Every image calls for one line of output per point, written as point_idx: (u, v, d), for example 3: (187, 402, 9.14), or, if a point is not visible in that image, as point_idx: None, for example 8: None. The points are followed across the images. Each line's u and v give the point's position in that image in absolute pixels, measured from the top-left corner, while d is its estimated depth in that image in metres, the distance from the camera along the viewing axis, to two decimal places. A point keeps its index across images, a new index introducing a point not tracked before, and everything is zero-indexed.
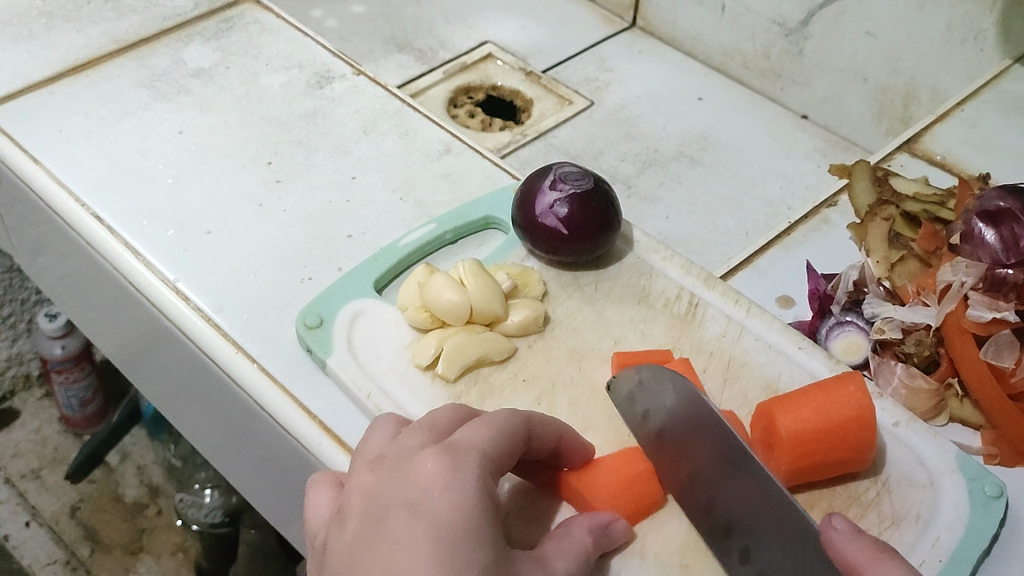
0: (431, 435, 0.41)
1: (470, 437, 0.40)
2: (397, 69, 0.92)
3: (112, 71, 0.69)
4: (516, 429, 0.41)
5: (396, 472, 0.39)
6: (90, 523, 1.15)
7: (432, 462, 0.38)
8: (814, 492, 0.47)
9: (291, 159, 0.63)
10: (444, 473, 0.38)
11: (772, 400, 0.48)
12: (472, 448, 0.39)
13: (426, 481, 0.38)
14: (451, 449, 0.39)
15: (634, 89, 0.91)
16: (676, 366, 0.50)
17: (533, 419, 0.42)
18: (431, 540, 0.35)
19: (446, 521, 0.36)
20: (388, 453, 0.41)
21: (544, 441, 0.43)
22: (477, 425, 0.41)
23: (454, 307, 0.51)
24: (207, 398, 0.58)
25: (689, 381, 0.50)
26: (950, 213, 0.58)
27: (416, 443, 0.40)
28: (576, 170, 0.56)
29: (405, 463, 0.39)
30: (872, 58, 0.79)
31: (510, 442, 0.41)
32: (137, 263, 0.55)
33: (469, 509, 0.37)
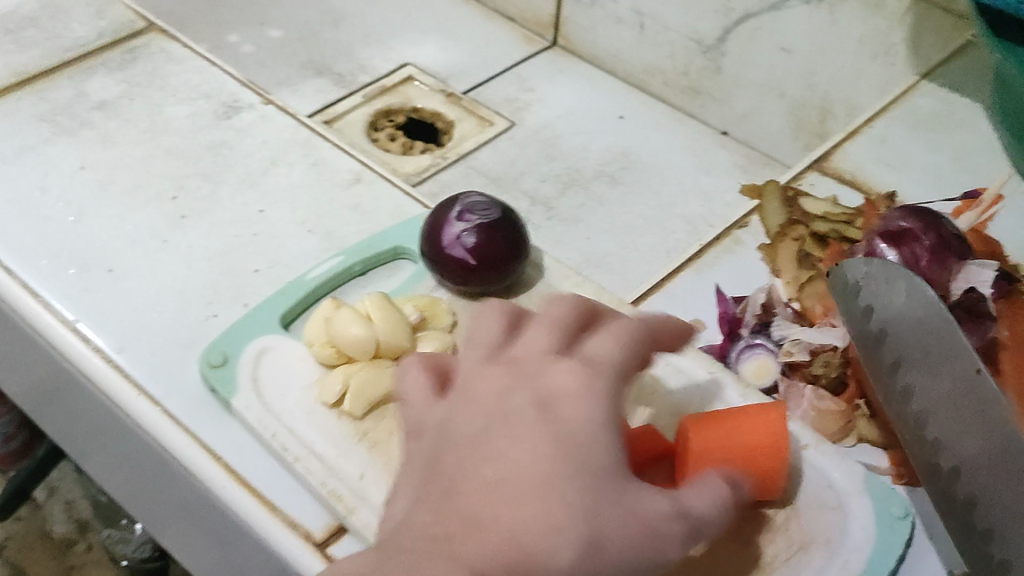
0: (486, 350, 0.41)
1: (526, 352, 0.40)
2: (316, 94, 0.91)
3: (13, 105, 0.67)
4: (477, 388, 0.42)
5: (467, 391, 0.39)
6: (17, 561, 1.12)
7: (500, 377, 0.39)
8: None
9: (197, 193, 0.62)
10: (513, 385, 0.38)
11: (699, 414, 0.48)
12: (531, 351, 0.40)
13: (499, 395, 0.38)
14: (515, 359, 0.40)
15: (555, 109, 0.91)
16: None
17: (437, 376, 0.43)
18: (555, 445, 0.35)
19: (526, 420, 0.36)
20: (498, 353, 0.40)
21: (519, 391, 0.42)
22: (600, 335, 0.40)
23: (360, 340, 0.50)
24: (115, 440, 0.57)
25: None
26: (857, 233, 0.59)
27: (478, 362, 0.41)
28: (482, 200, 0.55)
29: (476, 383, 0.39)
30: (787, 74, 0.80)
31: (566, 339, 0.40)
32: (36, 304, 0.54)
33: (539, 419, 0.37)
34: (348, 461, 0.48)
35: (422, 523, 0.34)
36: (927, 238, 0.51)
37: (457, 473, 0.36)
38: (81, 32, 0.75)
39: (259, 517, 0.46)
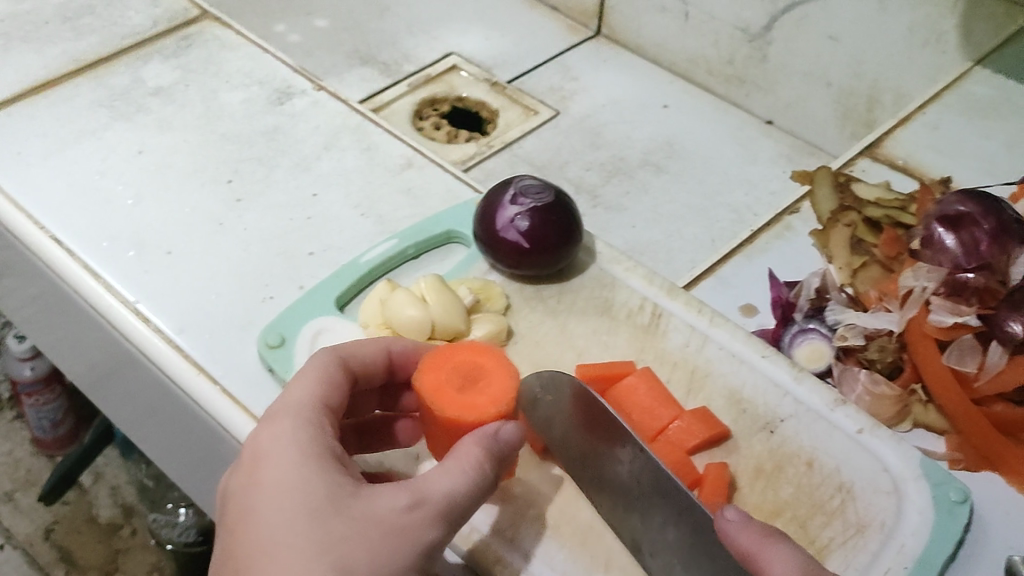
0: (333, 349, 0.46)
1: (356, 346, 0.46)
2: (362, 82, 0.92)
3: (70, 91, 0.68)
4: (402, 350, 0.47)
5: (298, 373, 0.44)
6: (64, 545, 1.14)
7: (311, 368, 0.43)
8: (779, 503, 0.47)
9: (251, 177, 0.62)
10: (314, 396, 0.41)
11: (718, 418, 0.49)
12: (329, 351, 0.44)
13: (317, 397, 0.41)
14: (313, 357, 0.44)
15: (600, 98, 0.91)
16: (641, 373, 0.51)
17: (390, 348, 0.47)
18: (396, 525, 0.37)
19: (443, 487, 0.38)
20: (303, 409, 0.41)
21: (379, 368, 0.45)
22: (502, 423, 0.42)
23: (416, 322, 0.50)
24: (172, 420, 0.57)
25: (655, 387, 0.51)
26: (911, 218, 0.59)
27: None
28: (536, 183, 0.55)
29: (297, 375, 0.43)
30: (835, 62, 0.79)
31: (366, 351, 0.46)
32: (96, 285, 0.55)
33: (450, 460, 0.39)
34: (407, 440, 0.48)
35: (271, 486, 0.38)
36: (988, 222, 0.51)
37: (307, 444, 0.39)
38: (135, 20, 0.76)
39: None
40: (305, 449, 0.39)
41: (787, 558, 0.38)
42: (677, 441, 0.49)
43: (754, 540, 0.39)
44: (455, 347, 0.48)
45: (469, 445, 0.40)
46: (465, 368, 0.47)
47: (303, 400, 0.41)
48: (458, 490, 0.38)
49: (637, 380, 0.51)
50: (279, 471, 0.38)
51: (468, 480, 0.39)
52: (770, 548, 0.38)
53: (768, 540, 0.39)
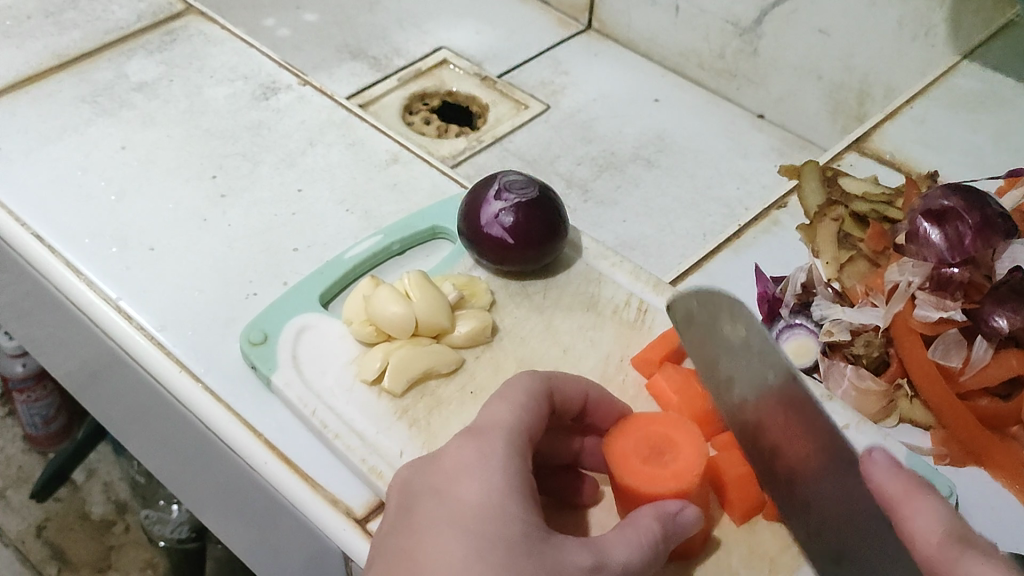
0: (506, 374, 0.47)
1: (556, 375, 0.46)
2: (351, 77, 0.91)
3: (54, 86, 0.68)
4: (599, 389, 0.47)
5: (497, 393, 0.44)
6: (57, 542, 1.14)
7: (529, 390, 0.43)
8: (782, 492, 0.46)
9: (236, 172, 0.62)
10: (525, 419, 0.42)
11: None
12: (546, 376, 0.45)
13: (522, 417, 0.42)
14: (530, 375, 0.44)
15: (590, 92, 0.91)
16: None
17: (590, 394, 0.46)
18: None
19: (624, 554, 0.38)
20: (516, 437, 0.41)
21: (567, 398, 0.45)
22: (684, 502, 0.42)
23: (398, 319, 0.50)
24: (159, 419, 0.57)
25: None
26: (898, 212, 0.58)
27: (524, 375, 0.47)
28: (521, 178, 0.55)
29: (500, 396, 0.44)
30: (825, 56, 0.79)
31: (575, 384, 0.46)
32: (79, 282, 0.54)
33: (630, 529, 0.39)
34: (389, 438, 0.48)
35: (468, 508, 0.38)
36: (972, 216, 0.50)
37: (511, 474, 0.39)
38: (121, 14, 0.75)
39: (301, 492, 0.47)
40: (511, 477, 0.39)
41: (937, 510, 0.37)
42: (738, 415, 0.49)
43: (901, 487, 0.38)
44: (655, 419, 0.47)
45: (646, 517, 0.40)
46: (656, 440, 0.46)
47: (510, 423, 0.41)
48: (636, 557, 0.38)
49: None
50: (479, 494, 0.38)
51: (643, 550, 0.38)
52: (919, 499, 0.37)
53: (916, 488, 0.38)
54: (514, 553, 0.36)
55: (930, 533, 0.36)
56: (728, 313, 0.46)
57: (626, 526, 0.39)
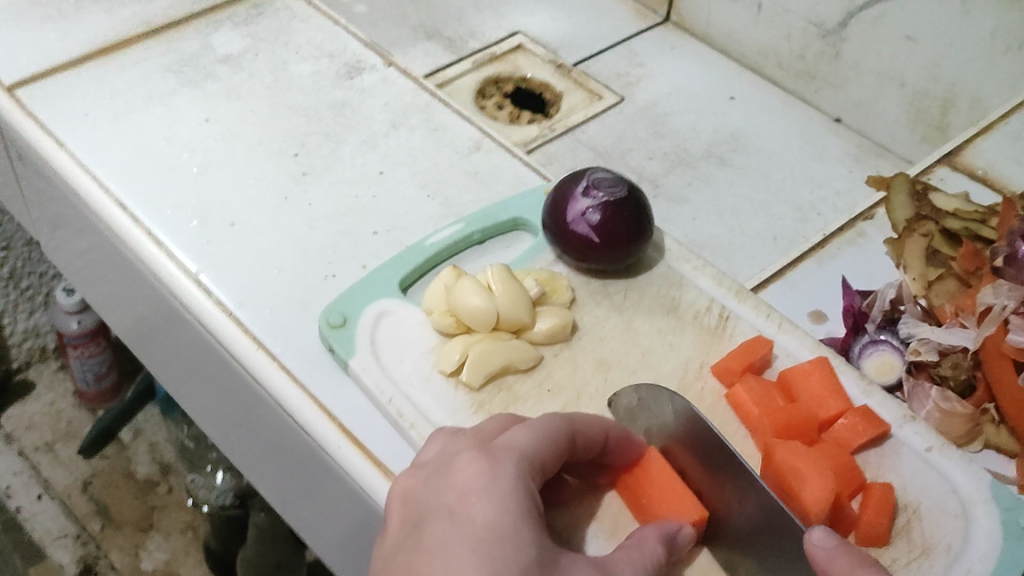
0: (471, 441, 0.42)
1: (511, 437, 0.41)
2: (426, 57, 0.90)
3: (139, 53, 0.68)
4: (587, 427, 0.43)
5: (447, 490, 0.40)
6: (101, 499, 1.15)
7: (497, 486, 0.39)
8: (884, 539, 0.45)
9: (318, 150, 0.62)
10: (492, 525, 0.37)
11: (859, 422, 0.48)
12: (511, 452, 0.40)
13: (479, 530, 0.37)
14: (500, 467, 0.40)
15: (666, 86, 0.89)
16: (816, 360, 0.51)
17: (610, 433, 0.44)
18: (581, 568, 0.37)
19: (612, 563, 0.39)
20: (514, 483, 0.39)
21: (589, 440, 0.43)
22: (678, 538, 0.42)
23: (480, 312, 0.49)
24: (228, 394, 0.57)
25: (829, 376, 0.50)
26: (992, 232, 0.56)
27: (480, 433, 0.43)
28: (609, 176, 0.54)
29: (453, 486, 0.40)
30: (911, 63, 0.78)
31: (550, 443, 0.41)
32: (158, 252, 0.55)
33: (636, 549, 0.40)
34: None
35: (476, 514, 0.38)
36: None
37: (517, 499, 0.38)
38: None
39: (375, 480, 0.46)
40: (517, 486, 0.39)
41: None
42: (842, 439, 0.48)
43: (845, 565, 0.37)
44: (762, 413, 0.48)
45: (651, 540, 0.40)
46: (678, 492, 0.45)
47: (514, 442, 0.41)
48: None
49: (811, 367, 0.50)
50: (486, 509, 0.38)
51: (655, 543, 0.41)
52: None
53: (862, 566, 0.37)
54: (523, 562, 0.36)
55: None
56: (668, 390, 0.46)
57: (632, 548, 0.40)
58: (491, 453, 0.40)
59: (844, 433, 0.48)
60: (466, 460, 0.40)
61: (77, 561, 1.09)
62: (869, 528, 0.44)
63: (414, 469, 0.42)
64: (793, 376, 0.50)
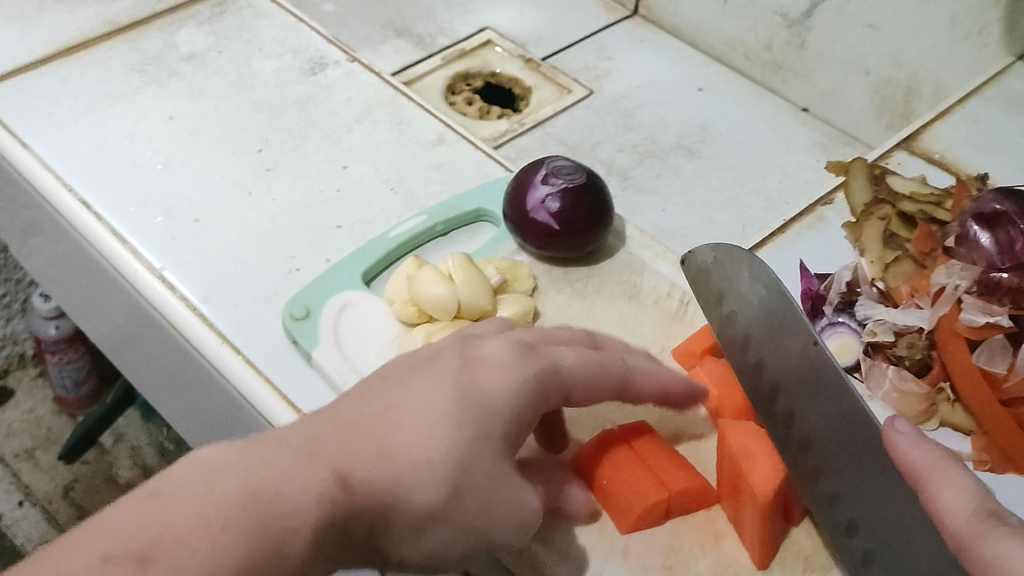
0: (452, 351, 0.42)
1: (492, 372, 0.40)
2: (395, 54, 0.91)
3: (104, 54, 0.68)
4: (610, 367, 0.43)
5: (409, 403, 0.39)
6: (82, 503, 1.15)
7: (445, 396, 0.39)
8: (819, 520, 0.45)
9: (283, 146, 0.62)
10: (426, 431, 0.38)
11: None
12: (477, 368, 0.40)
13: (412, 435, 0.38)
14: (460, 380, 0.40)
15: (634, 78, 0.90)
16: None
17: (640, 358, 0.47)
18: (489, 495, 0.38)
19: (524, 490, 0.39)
20: (466, 393, 0.39)
21: (569, 356, 0.45)
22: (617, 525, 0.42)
23: (442, 301, 0.50)
24: (196, 390, 0.57)
25: None
26: (946, 213, 0.58)
27: (469, 354, 0.42)
28: (568, 164, 0.55)
29: (417, 401, 0.39)
30: (873, 50, 0.79)
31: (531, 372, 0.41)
32: (124, 250, 0.55)
33: (544, 482, 0.41)
34: None
35: (416, 422, 0.38)
36: None
37: (467, 408, 0.39)
38: None
39: None
40: (467, 398, 0.39)
41: (968, 482, 0.38)
42: None
43: (927, 460, 0.38)
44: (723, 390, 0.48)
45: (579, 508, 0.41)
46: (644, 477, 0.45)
47: (491, 360, 0.41)
48: (539, 509, 0.40)
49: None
50: (427, 416, 0.38)
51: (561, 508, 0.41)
52: (948, 473, 0.38)
53: (943, 462, 0.38)
54: (437, 473, 0.37)
55: (961, 501, 0.37)
56: (750, 271, 0.48)
57: (554, 488, 0.41)
58: (471, 383, 0.40)
59: None
60: (432, 371, 0.41)
61: None
62: None
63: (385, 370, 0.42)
64: None
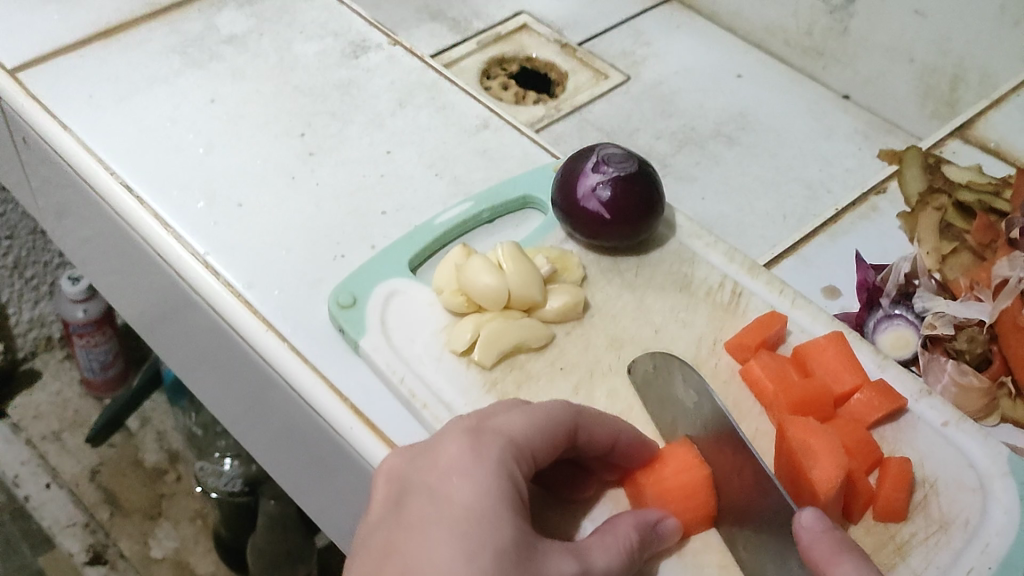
0: (467, 420, 0.41)
1: (462, 490, 0.37)
2: (431, 38, 0.89)
3: (142, 35, 0.67)
4: (552, 412, 0.41)
5: (410, 559, 0.35)
6: (109, 487, 1.14)
7: (481, 467, 0.38)
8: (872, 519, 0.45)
9: (325, 130, 0.61)
10: (473, 508, 0.36)
11: (874, 398, 0.48)
12: (499, 435, 0.39)
13: (458, 513, 0.36)
14: (484, 448, 0.39)
15: (673, 64, 0.89)
16: (832, 335, 0.50)
17: (619, 436, 0.43)
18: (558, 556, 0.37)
19: (591, 549, 0.38)
20: (494, 462, 0.38)
21: (593, 440, 0.42)
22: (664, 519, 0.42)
23: (492, 290, 0.49)
24: (236, 378, 0.56)
25: (845, 350, 0.49)
26: (1006, 204, 0.57)
27: (428, 478, 0.38)
28: (620, 151, 0.54)
29: (419, 557, 0.35)
30: (919, 38, 0.77)
31: (545, 429, 0.40)
32: (166, 235, 0.54)
33: (611, 535, 0.39)
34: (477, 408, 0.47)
35: (457, 504, 0.37)
36: None
37: (499, 479, 0.38)
38: None
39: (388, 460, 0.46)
40: (499, 468, 0.38)
41: None
42: (857, 415, 0.48)
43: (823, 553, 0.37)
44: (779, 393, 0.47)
45: (626, 527, 0.40)
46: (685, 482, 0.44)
47: (509, 427, 0.40)
48: (616, 565, 0.38)
49: (827, 342, 0.50)
50: (469, 493, 0.37)
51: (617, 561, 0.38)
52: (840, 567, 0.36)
53: (840, 555, 0.37)
54: (502, 549, 0.35)
55: None
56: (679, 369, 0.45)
57: (607, 533, 0.39)
58: (504, 447, 0.39)
59: (860, 408, 0.48)
60: (454, 440, 0.39)
61: (87, 549, 1.08)
62: (888, 503, 0.44)
63: (401, 451, 0.41)
64: (807, 351, 0.50)
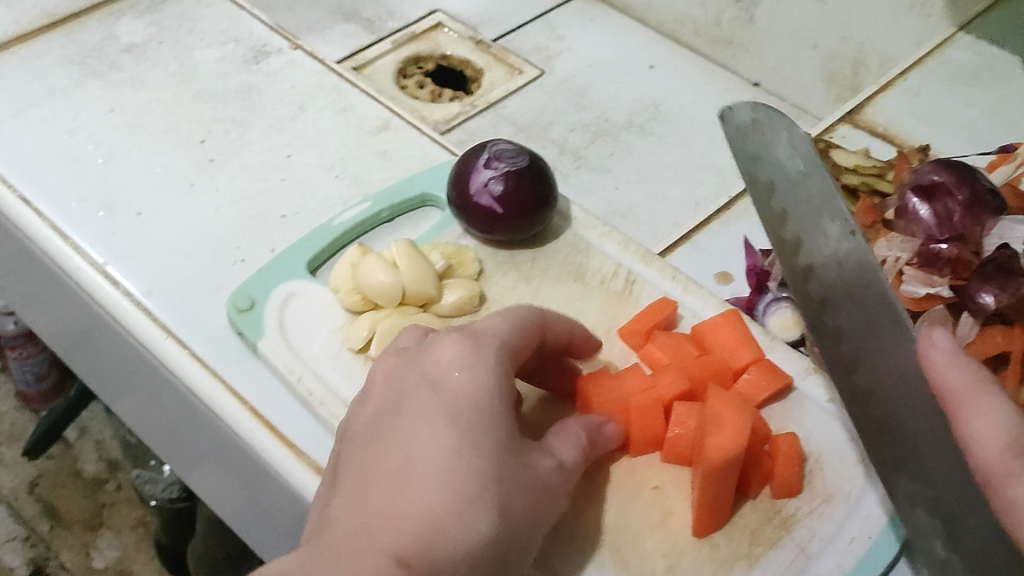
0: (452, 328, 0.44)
1: (463, 380, 0.40)
2: (346, 39, 0.89)
3: (43, 47, 0.67)
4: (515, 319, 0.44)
5: (408, 450, 0.38)
6: (48, 499, 1.14)
7: (480, 360, 0.41)
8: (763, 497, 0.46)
9: (225, 137, 0.62)
10: (472, 398, 0.40)
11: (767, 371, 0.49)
12: (489, 336, 0.43)
13: (457, 402, 0.40)
14: (478, 346, 0.42)
15: (585, 57, 0.90)
16: (725, 314, 0.52)
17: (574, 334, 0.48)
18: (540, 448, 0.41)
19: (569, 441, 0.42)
20: (487, 357, 0.41)
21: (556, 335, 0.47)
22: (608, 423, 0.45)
23: (386, 288, 0.50)
24: (147, 387, 0.57)
25: (738, 328, 0.51)
26: (887, 185, 0.59)
27: (429, 373, 0.41)
28: (510, 148, 0.55)
29: (417, 447, 0.38)
30: (819, 25, 0.79)
31: (525, 329, 0.44)
32: (64, 246, 0.54)
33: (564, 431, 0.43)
34: None
35: (457, 394, 0.40)
36: (961, 193, 0.51)
37: (498, 370, 0.41)
38: None
39: (285, 460, 0.46)
40: (497, 365, 0.41)
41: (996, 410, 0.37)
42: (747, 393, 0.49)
43: (964, 382, 0.38)
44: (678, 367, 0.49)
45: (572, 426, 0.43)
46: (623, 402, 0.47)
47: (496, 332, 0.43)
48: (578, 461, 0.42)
49: (722, 320, 0.51)
50: (468, 383, 0.40)
51: (579, 457, 0.42)
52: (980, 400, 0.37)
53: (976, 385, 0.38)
54: (498, 437, 0.39)
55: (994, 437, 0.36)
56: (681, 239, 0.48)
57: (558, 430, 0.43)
58: (494, 343, 0.42)
59: (748, 386, 0.49)
60: (449, 340, 0.43)
61: (28, 562, 1.09)
62: (783, 480, 0.46)
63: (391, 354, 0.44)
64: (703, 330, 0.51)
